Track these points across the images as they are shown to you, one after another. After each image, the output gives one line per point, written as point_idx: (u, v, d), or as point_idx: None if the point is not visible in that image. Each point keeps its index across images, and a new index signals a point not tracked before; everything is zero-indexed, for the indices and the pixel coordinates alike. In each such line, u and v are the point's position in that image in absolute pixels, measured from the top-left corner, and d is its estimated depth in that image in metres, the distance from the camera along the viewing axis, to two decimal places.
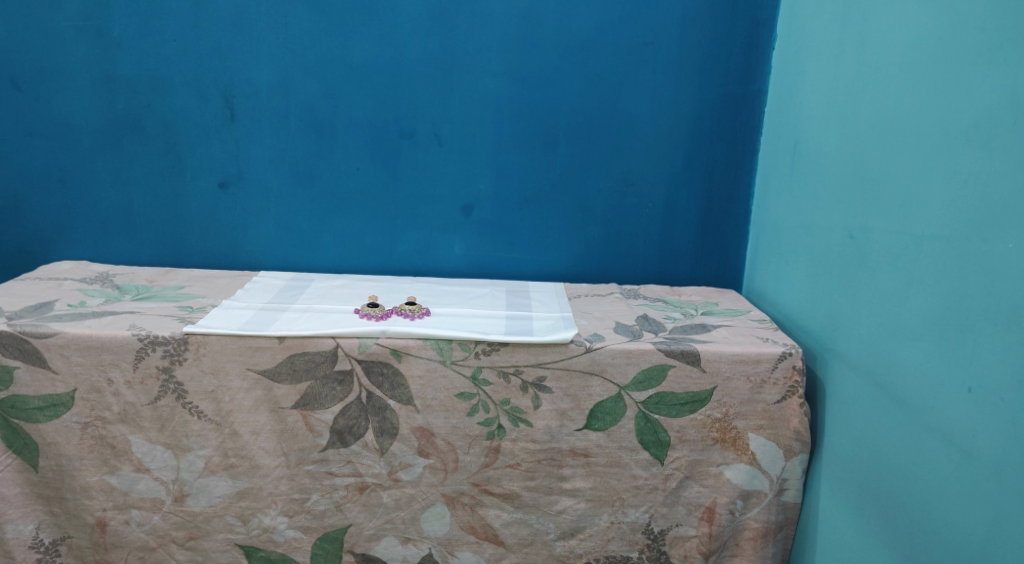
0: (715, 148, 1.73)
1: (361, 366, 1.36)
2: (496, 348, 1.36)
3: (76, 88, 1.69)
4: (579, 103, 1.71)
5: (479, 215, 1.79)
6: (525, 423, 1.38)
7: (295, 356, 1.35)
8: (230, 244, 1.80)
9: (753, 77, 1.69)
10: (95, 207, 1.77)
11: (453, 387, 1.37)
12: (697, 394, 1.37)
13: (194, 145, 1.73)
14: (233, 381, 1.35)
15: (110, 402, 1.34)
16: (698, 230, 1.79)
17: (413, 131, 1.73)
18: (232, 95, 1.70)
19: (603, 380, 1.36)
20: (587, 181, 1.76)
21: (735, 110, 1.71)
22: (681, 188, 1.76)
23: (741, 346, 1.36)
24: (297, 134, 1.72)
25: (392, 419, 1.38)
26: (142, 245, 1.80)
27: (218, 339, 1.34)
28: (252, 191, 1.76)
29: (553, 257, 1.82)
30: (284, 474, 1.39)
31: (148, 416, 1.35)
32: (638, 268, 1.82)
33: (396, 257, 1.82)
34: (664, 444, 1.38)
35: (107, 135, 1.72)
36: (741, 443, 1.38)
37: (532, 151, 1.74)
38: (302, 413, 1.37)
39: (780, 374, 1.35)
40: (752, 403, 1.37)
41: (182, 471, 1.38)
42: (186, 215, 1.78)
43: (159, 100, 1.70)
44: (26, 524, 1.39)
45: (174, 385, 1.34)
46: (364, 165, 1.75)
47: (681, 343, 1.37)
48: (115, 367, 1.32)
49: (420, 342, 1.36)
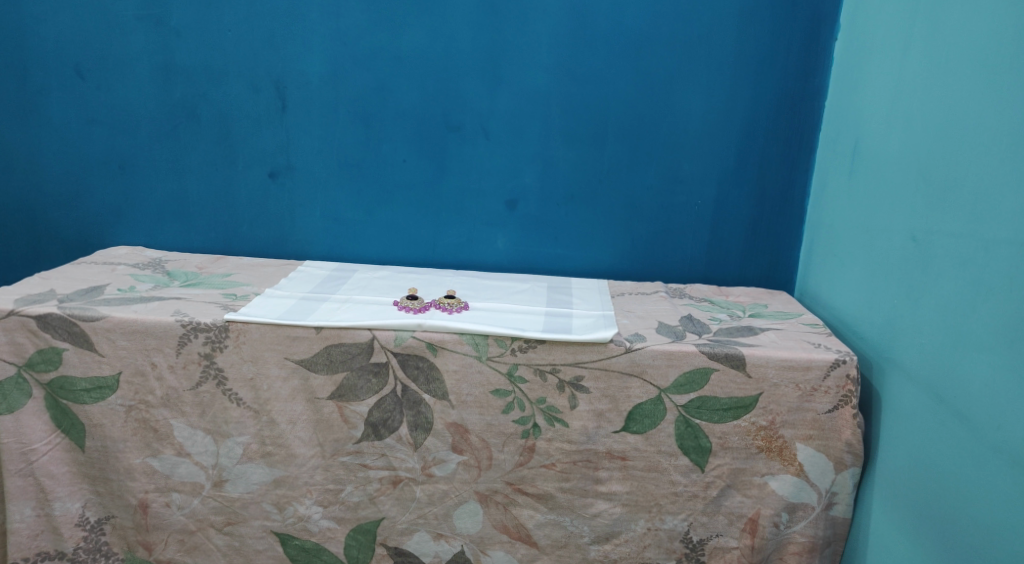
0: (771, 144, 1.66)
1: (397, 359, 1.35)
2: (532, 345, 1.33)
3: (135, 77, 1.73)
4: (629, 96, 1.66)
5: (523, 209, 1.76)
6: (561, 422, 1.35)
7: (331, 347, 1.35)
8: (277, 233, 1.82)
9: (814, 69, 1.61)
10: (149, 194, 1.81)
11: (488, 383, 1.35)
12: (741, 400, 1.31)
13: (246, 134, 1.75)
14: (271, 370, 1.36)
15: (153, 386, 1.37)
16: (749, 229, 1.71)
17: (460, 124, 1.71)
18: (284, 85, 1.71)
19: (643, 382, 1.32)
20: (635, 178, 1.71)
21: (793, 104, 1.63)
22: (732, 185, 1.69)
23: (790, 352, 1.29)
24: (345, 126, 1.73)
25: (426, 414, 1.37)
26: (193, 232, 1.83)
27: (258, 327, 1.35)
28: (300, 181, 1.77)
29: (597, 253, 1.77)
30: (319, 464, 1.40)
31: (189, 401, 1.38)
32: (685, 266, 1.76)
33: (439, 251, 1.81)
34: (705, 450, 1.33)
35: (164, 123, 1.76)
36: (787, 453, 1.32)
37: (580, 145, 1.70)
38: (337, 404, 1.37)
39: (832, 383, 1.28)
40: (801, 412, 1.30)
41: (221, 457, 1.40)
42: (236, 204, 1.80)
43: (213, 89, 1.73)
44: (73, 502, 1.42)
45: (215, 371, 1.36)
46: (409, 158, 1.74)
47: (726, 346, 1.31)
48: (159, 352, 1.35)
49: (456, 337, 1.34)
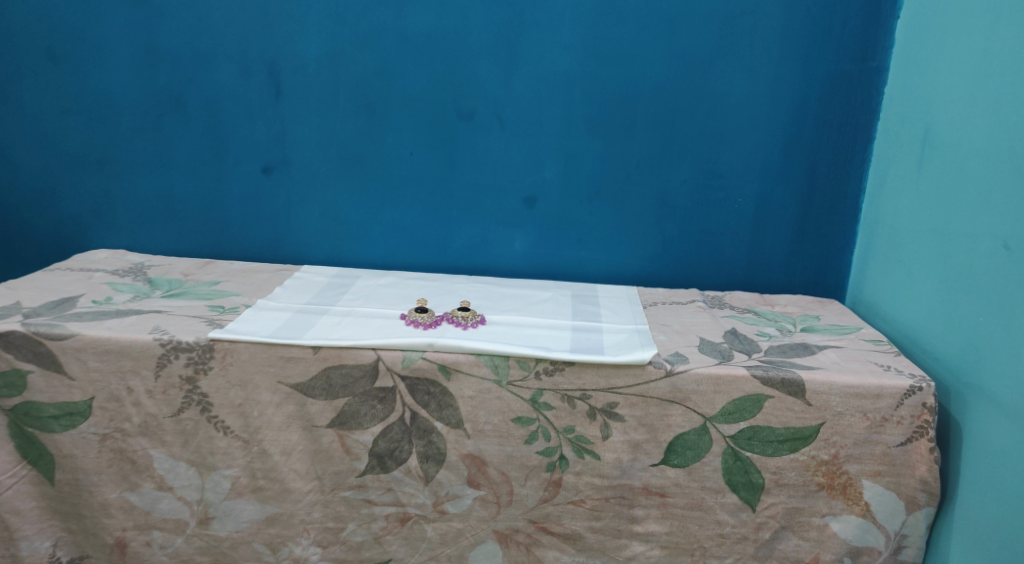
0: (821, 135, 1.48)
1: (405, 383, 1.19)
2: (560, 368, 1.17)
3: (113, 62, 1.56)
4: (663, 81, 1.49)
5: (544, 207, 1.59)
6: (592, 455, 1.19)
7: (330, 369, 1.19)
8: (272, 235, 1.65)
9: (873, 50, 1.43)
10: (131, 192, 1.65)
11: (509, 411, 1.19)
12: (799, 431, 1.14)
13: (236, 126, 1.58)
14: (263, 395, 1.20)
15: (130, 413, 1.22)
16: (796, 230, 1.54)
17: (472, 112, 1.54)
18: (278, 71, 1.54)
19: (685, 410, 1.16)
20: (668, 172, 1.54)
21: (848, 90, 1.45)
22: (777, 181, 1.52)
23: (857, 376, 1.12)
24: (346, 115, 1.56)
25: (439, 445, 1.21)
26: (179, 234, 1.67)
27: (247, 347, 1.19)
28: (296, 176, 1.60)
29: (625, 257, 1.60)
30: (317, 499, 1.24)
31: (170, 430, 1.22)
32: (722, 272, 1.59)
33: (450, 253, 1.64)
34: (756, 487, 1.16)
35: (146, 113, 1.59)
36: (852, 491, 1.15)
37: (606, 136, 1.53)
38: (338, 433, 1.21)
39: (905, 412, 1.11)
40: (869, 445, 1.13)
41: (207, 492, 1.24)
42: (226, 203, 1.64)
43: (199, 75, 1.56)
44: (42, 541, 1.28)
45: (199, 396, 1.20)
46: (417, 151, 1.57)
47: (782, 369, 1.14)
48: (136, 376, 1.20)
49: (473, 358, 1.17)
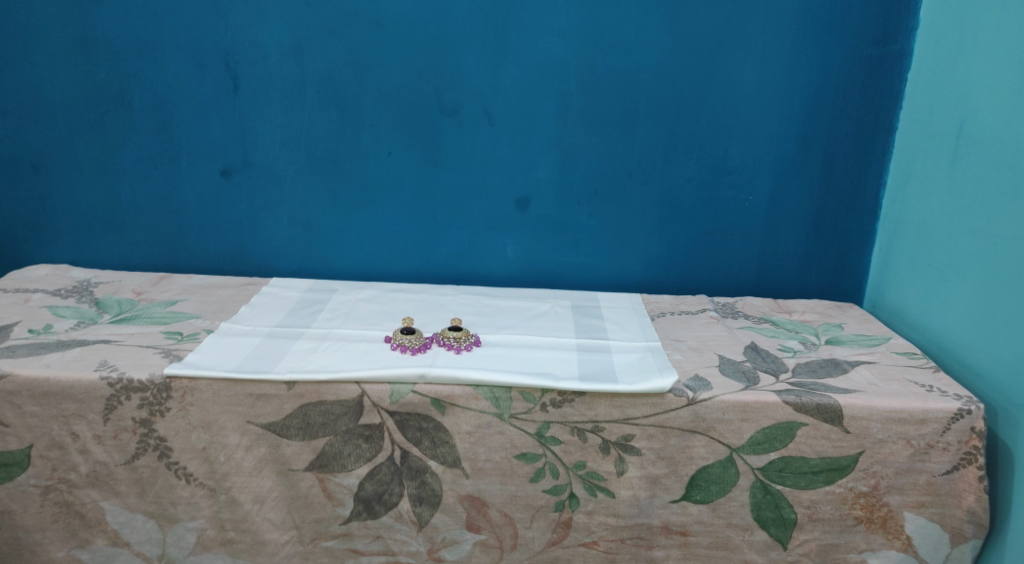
0: (839, 126, 1.36)
1: (394, 419, 1.05)
2: (569, 399, 1.03)
3: (46, 53, 1.38)
4: (667, 70, 1.35)
5: (537, 210, 1.45)
6: (605, 492, 1.07)
7: (307, 406, 1.04)
8: (236, 245, 1.49)
9: (895, 33, 1.30)
10: (73, 200, 1.47)
11: (512, 447, 1.05)
12: (836, 461, 1.02)
13: (190, 124, 1.41)
14: (230, 437, 1.05)
15: (75, 461, 1.06)
16: (810, 229, 1.43)
17: (456, 106, 1.38)
18: (235, 62, 1.37)
19: (709, 441, 1.04)
20: (673, 169, 1.41)
21: (867, 77, 1.33)
22: (791, 177, 1.39)
23: (899, 400, 1.01)
24: (314, 112, 1.39)
25: (433, 486, 1.07)
26: (131, 246, 1.50)
27: (209, 384, 1.03)
28: (260, 180, 1.44)
29: (626, 261, 1.47)
30: (296, 551, 1.10)
31: (124, 479, 1.07)
32: (732, 275, 1.47)
33: (435, 262, 1.49)
34: (788, 523, 1.05)
35: (86, 112, 1.41)
36: (892, 525, 1.04)
37: (605, 131, 1.39)
38: (318, 477, 1.07)
39: (953, 438, 1.00)
40: (912, 474, 1.02)
41: (170, 546, 1.10)
42: (182, 211, 1.47)
43: (146, 68, 1.38)
44: None
45: (156, 441, 1.05)
46: (396, 150, 1.41)
47: (815, 393, 1.03)
48: (81, 420, 1.04)
49: (469, 390, 1.03)
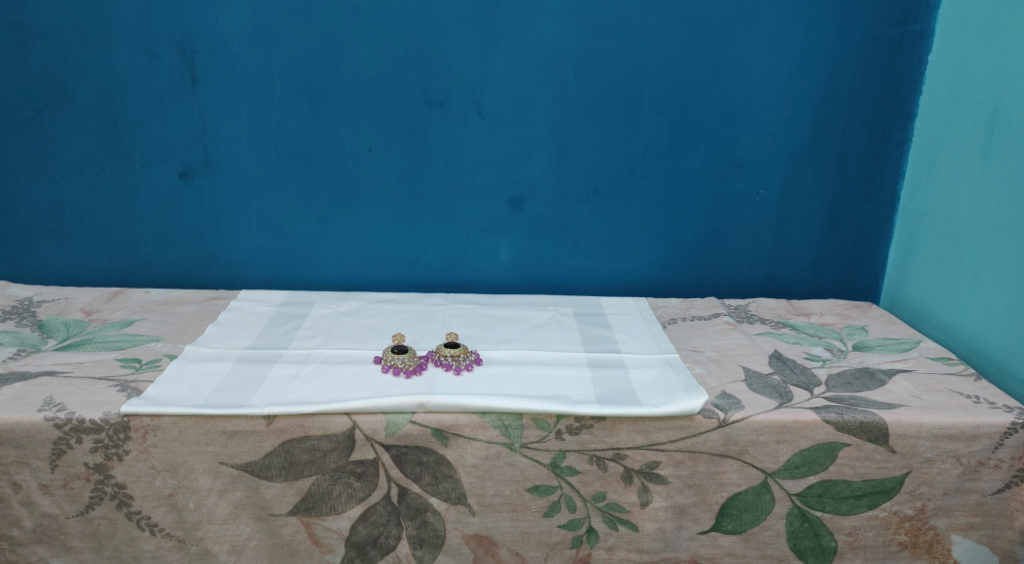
0: (856, 113, 1.27)
1: (390, 454, 0.92)
2: (586, 425, 0.92)
3: None
4: (672, 53, 1.24)
5: (532, 209, 1.33)
6: (627, 525, 0.96)
7: (290, 443, 0.91)
8: (198, 254, 1.34)
9: (916, 12, 1.21)
10: (11, 208, 1.31)
11: (524, 480, 0.94)
12: (880, 484, 0.94)
13: (141, 120, 1.25)
14: (200, 481, 0.92)
15: (18, 515, 0.91)
16: (825, 223, 1.33)
17: (443, 97, 1.25)
18: (192, 50, 1.21)
19: (741, 465, 0.93)
20: (679, 163, 1.30)
21: (886, 60, 1.24)
22: (805, 168, 1.30)
23: (947, 414, 0.92)
24: (284, 104, 1.25)
25: (435, 525, 0.95)
26: (79, 257, 1.34)
27: (174, 422, 0.89)
28: (224, 182, 1.29)
29: (629, 263, 1.37)
30: None
31: (77, 533, 0.92)
32: (742, 274, 1.37)
33: (422, 268, 1.36)
34: (827, 552, 0.97)
35: (22, 109, 1.25)
36: (938, 549, 0.96)
37: (606, 122, 1.28)
38: (304, 522, 0.94)
39: (1005, 455, 0.92)
40: (961, 494, 0.94)
41: None
42: (136, 217, 1.31)
43: (89, 58, 1.22)
44: None
45: (113, 489, 0.91)
46: (377, 146, 1.28)
47: (857, 410, 0.93)
48: (23, 468, 0.89)
49: (475, 419, 0.91)
